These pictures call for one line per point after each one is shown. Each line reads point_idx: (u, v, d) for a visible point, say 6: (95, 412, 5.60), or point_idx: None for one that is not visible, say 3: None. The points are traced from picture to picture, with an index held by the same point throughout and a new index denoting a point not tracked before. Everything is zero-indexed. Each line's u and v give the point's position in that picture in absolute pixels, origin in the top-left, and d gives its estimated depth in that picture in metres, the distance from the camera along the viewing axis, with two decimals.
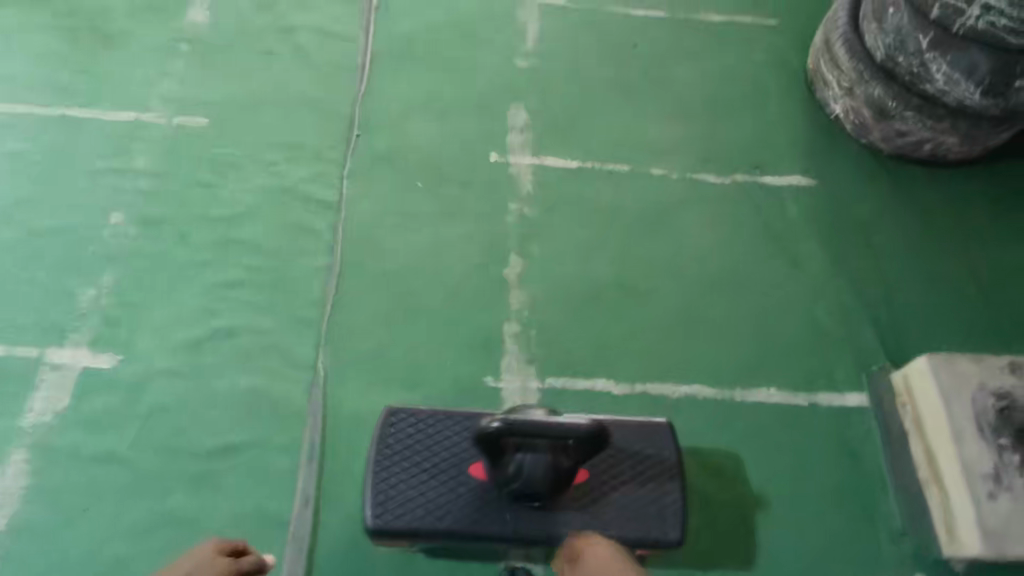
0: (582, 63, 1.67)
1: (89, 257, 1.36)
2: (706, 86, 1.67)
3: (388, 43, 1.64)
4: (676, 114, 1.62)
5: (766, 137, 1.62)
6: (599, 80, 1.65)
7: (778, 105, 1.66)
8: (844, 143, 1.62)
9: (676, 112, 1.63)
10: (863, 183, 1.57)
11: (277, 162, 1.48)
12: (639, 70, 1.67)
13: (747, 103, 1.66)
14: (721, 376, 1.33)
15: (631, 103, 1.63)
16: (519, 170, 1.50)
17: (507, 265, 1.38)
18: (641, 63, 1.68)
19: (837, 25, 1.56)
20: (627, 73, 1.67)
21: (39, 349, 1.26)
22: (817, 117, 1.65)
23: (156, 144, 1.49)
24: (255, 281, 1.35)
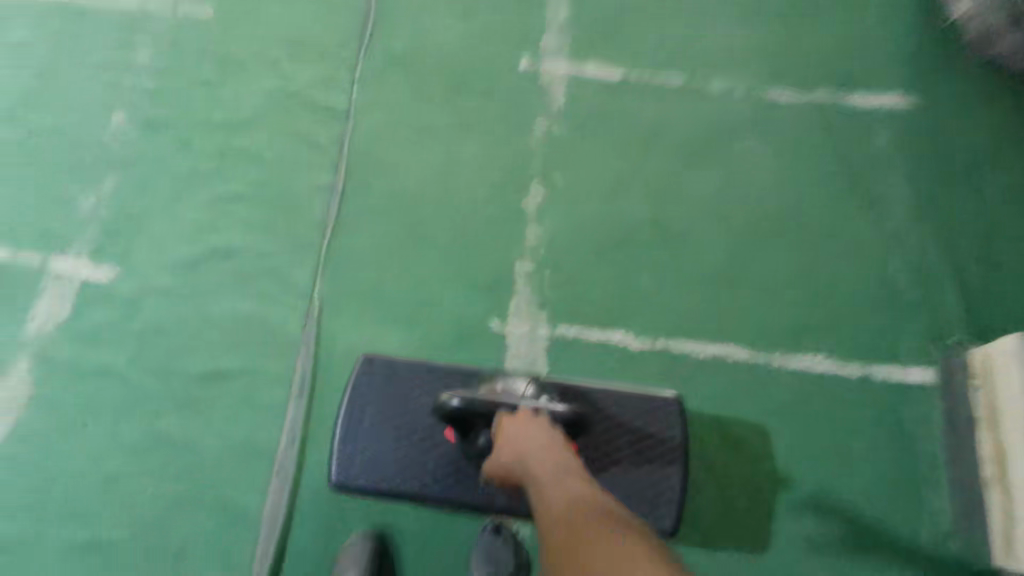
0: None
1: (91, 160, 1.30)
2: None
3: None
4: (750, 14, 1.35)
5: (859, 45, 1.32)
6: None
7: (879, 6, 1.35)
8: (958, 57, 1.31)
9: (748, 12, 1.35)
10: (976, 108, 1.28)
11: (282, 60, 1.34)
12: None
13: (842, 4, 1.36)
14: (758, 337, 1.16)
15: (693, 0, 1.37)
16: (550, 80, 1.30)
17: (526, 194, 1.24)
18: None
19: None
20: None
21: (42, 256, 1.23)
22: (927, 23, 1.34)
23: (158, 37, 1.37)
24: (253, 196, 1.25)
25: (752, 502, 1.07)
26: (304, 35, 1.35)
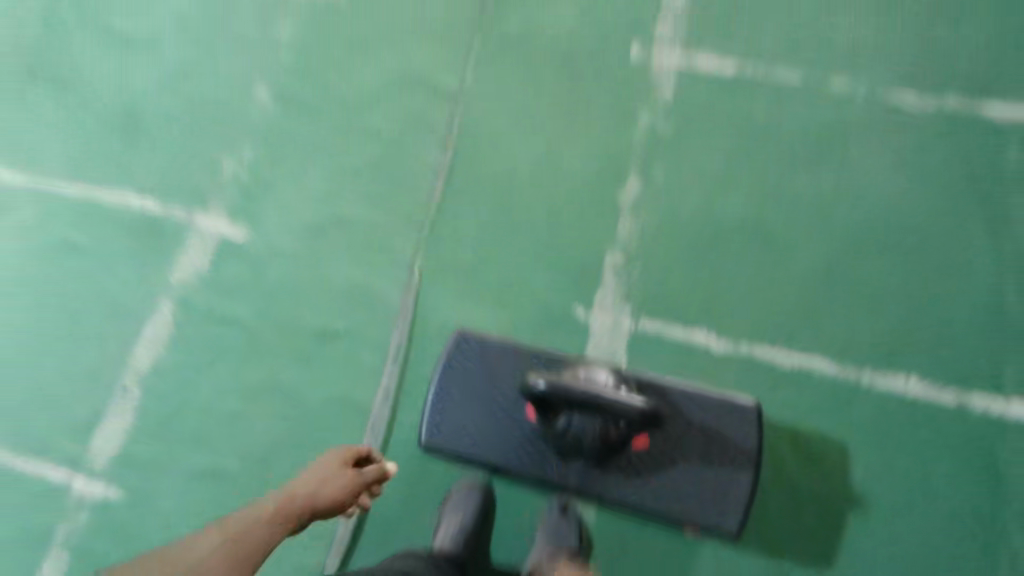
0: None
1: (235, 128, 1.44)
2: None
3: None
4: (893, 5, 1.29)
5: (999, 53, 1.26)
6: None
7: None
8: None
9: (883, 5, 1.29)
10: None
11: (401, 40, 1.42)
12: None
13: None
14: (847, 352, 1.14)
15: None
16: (661, 72, 1.32)
17: (623, 186, 1.26)
18: None
19: None
20: None
21: (188, 211, 1.39)
22: None
23: (297, 13, 1.47)
24: (369, 171, 1.35)
25: (824, 517, 1.06)
26: (424, 12, 1.42)
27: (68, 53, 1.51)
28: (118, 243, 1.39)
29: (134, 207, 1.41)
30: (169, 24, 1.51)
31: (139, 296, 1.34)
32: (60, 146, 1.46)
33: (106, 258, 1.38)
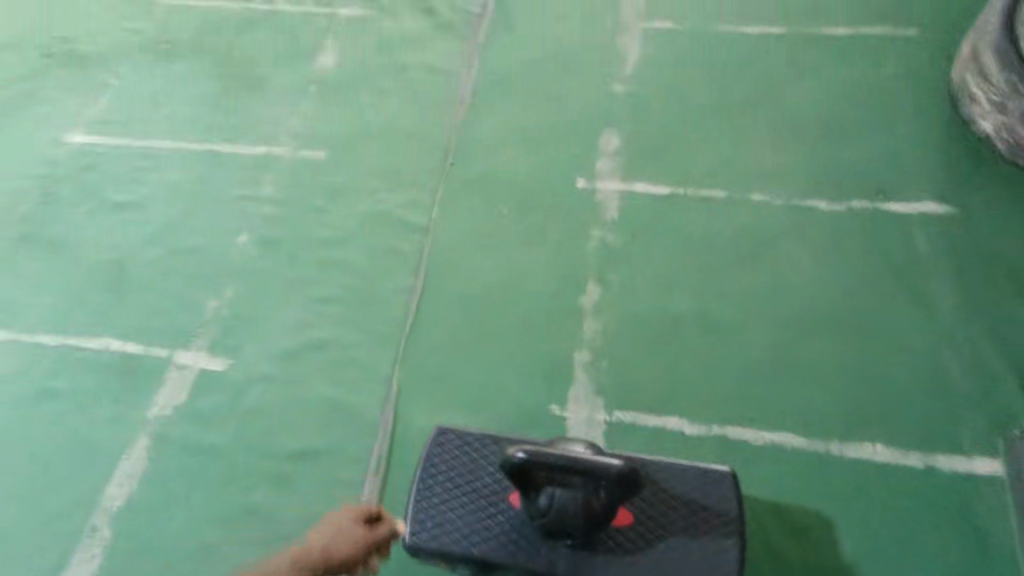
0: (689, 90, 1.66)
1: (218, 270, 1.52)
2: (816, 107, 1.58)
3: (488, 82, 1.74)
4: (790, 138, 1.55)
5: (886, 162, 1.49)
6: (706, 102, 1.63)
7: (904, 126, 1.53)
8: (979, 171, 1.45)
9: (783, 139, 1.55)
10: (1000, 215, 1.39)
11: (374, 189, 1.59)
12: (746, 97, 1.62)
13: (873, 128, 1.54)
14: (812, 426, 1.20)
15: (727, 129, 1.58)
16: (605, 197, 1.51)
17: (584, 292, 1.38)
18: (747, 87, 1.64)
19: (985, 34, 1.45)
20: (731, 99, 1.62)
21: (169, 351, 1.43)
22: (952, 142, 1.50)
23: (280, 173, 1.65)
24: (346, 299, 1.44)
25: None
26: (395, 166, 1.63)
27: (65, 221, 1.65)
28: (96, 386, 1.40)
29: (114, 350, 1.44)
30: (162, 189, 1.67)
31: (116, 436, 1.34)
32: (48, 301, 1.53)
33: (83, 402, 1.38)
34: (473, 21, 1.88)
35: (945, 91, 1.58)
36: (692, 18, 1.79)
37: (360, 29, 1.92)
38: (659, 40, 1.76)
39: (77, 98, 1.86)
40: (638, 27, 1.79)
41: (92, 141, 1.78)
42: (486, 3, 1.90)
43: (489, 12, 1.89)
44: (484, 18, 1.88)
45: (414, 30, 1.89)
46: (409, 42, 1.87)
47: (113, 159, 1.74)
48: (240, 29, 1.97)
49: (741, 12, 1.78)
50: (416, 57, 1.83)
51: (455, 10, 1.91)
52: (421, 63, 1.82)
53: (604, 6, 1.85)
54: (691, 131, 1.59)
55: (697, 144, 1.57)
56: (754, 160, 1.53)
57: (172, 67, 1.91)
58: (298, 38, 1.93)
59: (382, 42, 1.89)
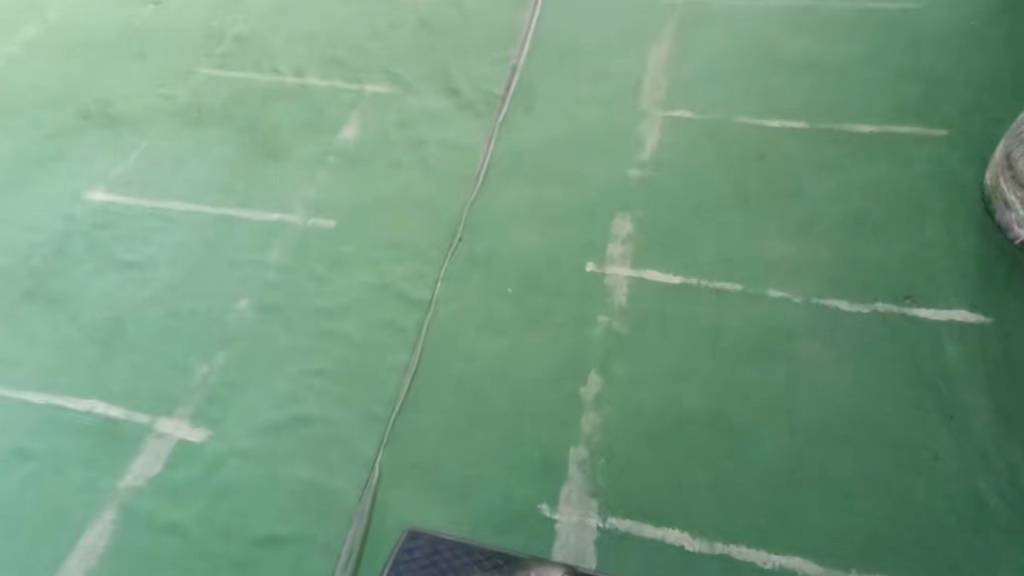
0: (706, 177, 1.62)
1: (214, 336, 1.48)
2: (839, 202, 1.53)
3: (505, 160, 1.74)
4: (811, 233, 1.49)
5: (912, 264, 1.41)
6: (724, 192, 1.59)
7: (933, 226, 1.46)
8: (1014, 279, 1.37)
9: (803, 234, 1.49)
10: None
11: (380, 260, 1.56)
12: (764, 188, 1.58)
13: (900, 227, 1.47)
14: (828, 551, 1.08)
15: (745, 219, 1.53)
16: (614, 282, 1.46)
17: (584, 382, 1.31)
18: (768, 178, 1.60)
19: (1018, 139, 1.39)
20: (750, 189, 1.58)
21: (151, 417, 1.37)
22: (983, 247, 1.42)
23: (288, 240, 1.64)
24: (336, 371, 1.38)
25: None
26: (403, 238, 1.60)
27: (73, 276, 1.65)
28: (72, 449, 1.35)
29: (97, 413, 1.39)
30: (171, 249, 1.67)
31: (83, 505, 1.27)
32: (40, 357, 1.50)
33: (57, 466, 1.33)
34: (495, 102, 1.90)
35: (976, 193, 1.51)
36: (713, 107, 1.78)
37: (386, 104, 1.96)
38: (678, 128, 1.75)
39: (106, 157, 1.91)
40: (658, 115, 1.79)
41: (113, 199, 1.80)
42: (509, 86, 1.93)
43: (511, 94, 1.92)
44: (506, 99, 1.91)
45: (436, 108, 1.93)
46: (431, 119, 1.90)
47: (129, 218, 1.76)
48: (270, 98, 2.03)
49: (764, 105, 1.77)
50: (436, 134, 1.85)
51: (478, 90, 1.94)
52: (440, 139, 1.84)
53: (626, 92, 1.86)
54: (707, 218, 1.54)
55: (712, 233, 1.51)
56: (773, 252, 1.46)
57: (200, 132, 1.97)
58: (325, 111, 1.98)
59: (405, 118, 1.92)
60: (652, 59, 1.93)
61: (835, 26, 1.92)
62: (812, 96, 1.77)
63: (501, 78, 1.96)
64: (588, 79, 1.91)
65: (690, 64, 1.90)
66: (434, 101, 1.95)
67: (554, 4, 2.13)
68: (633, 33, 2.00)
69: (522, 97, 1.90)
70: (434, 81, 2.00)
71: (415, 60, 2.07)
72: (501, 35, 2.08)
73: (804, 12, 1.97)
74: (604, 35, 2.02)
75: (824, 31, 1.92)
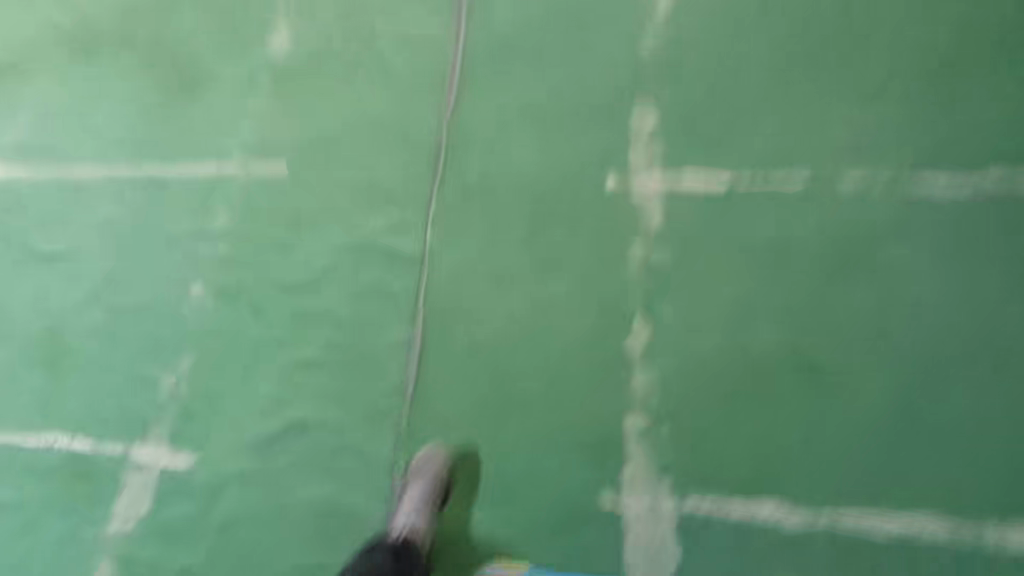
0: (746, 26, 1.23)
1: (171, 335, 1.22)
2: (930, 34, 1.15)
3: (481, 43, 1.35)
4: (889, 87, 1.15)
5: None
6: (770, 41, 1.21)
7: None
8: None
9: (878, 90, 1.15)
10: None
11: (353, 211, 1.28)
12: (825, 27, 1.19)
13: (1008, 61, 1.12)
14: (936, 502, 0.96)
15: (803, 82, 1.18)
16: (642, 198, 1.18)
17: (628, 334, 1.09)
18: (830, 12, 1.20)
19: None
20: (806, 35, 1.20)
21: (123, 445, 1.15)
22: None
23: (233, 199, 1.33)
24: (328, 362, 1.15)
25: None
26: (373, 176, 1.30)
27: None
28: (41, 497, 1.15)
29: (60, 450, 1.17)
30: (94, 230, 1.36)
31: (74, 561, 1.10)
32: None
33: (31, 521, 1.14)
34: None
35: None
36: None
37: None
38: None
39: None
40: None
41: (11, 176, 1.47)
42: None
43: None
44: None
45: None
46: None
47: (35, 196, 1.42)
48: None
49: None
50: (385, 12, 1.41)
51: None
52: (392, 22, 1.41)
53: None
54: (750, 89, 1.20)
55: (758, 109, 1.19)
56: (839, 126, 1.15)
57: (91, 63, 1.55)
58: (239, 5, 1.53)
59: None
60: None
61: None
62: None
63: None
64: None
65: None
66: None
67: None
68: None
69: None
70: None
71: None
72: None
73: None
74: None
75: None
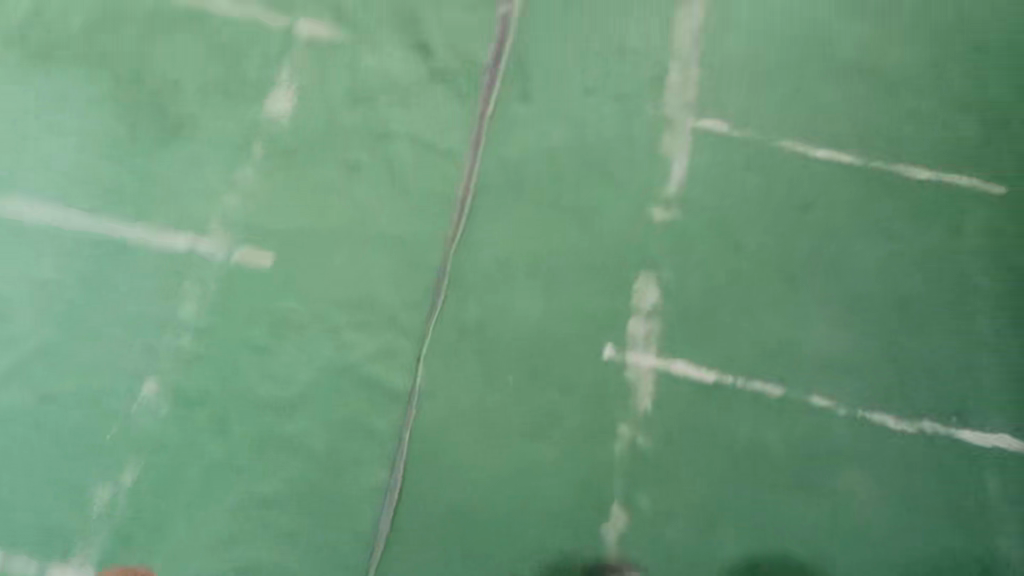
0: (742, 228, 1.38)
1: (111, 441, 1.13)
2: (889, 280, 1.34)
3: (502, 179, 1.39)
4: (858, 321, 1.31)
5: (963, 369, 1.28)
6: (763, 253, 1.36)
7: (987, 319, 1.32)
8: None
9: (848, 321, 1.31)
10: None
11: (341, 326, 1.24)
12: (808, 253, 1.36)
13: (952, 320, 1.32)
14: None
15: (785, 293, 1.33)
16: (636, 377, 1.25)
17: (605, 518, 1.16)
18: (812, 235, 1.38)
19: None
20: (792, 249, 1.36)
21: (39, 565, 1.08)
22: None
23: (205, 286, 1.23)
24: (294, 501, 1.13)
25: None
26: (369, 295, 1.27)
27: None
28: None
29: None
30: (29, 289, 1.21)
31: None
32: None
33: None
34: (479, 78, 1.46)
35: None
36: (750, 118, 1.47)
37: (328, 58, 1.44)
38: (709, 149, 1.44)
39: None
40: (687, 122, 1.46)
41: None
42: (498, 52, 1.48)
43: (500, 66, 1.47)
44: (493, 75, 1.47)
45: (401, 76, 1.45)
46: (394, 94, 1.44)
47: None
48: (152, 24, 1.42)
49: (808, 123, 1.48)
50: (405, 120, 1.42)
51: (457, 55, 1.48)
52: (411, 131, 1.41)
53: (647, 82, 1.48)
54: (743, 291, 1.33)
55: (750, 312, 1.31)
56: (815, 347, 1.29)
57: (50, 76, 1.36)
58: (238, 57, 1.42)
59: (357, 87, 1.43)
60: (681, 31, 1.52)
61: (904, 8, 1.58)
62: (862, 115, 1.49)
63: (487, 39, 1.49)
64: (600, 55, 1.49)
65: (726, 46, 1.52)
66: (396, 62, 1.46)
67: None
68: None
69: (515, 74, 1.47)
70: (393, 26, 1.48)
71: None
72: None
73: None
74: None
75: (886, 15, 1.57)
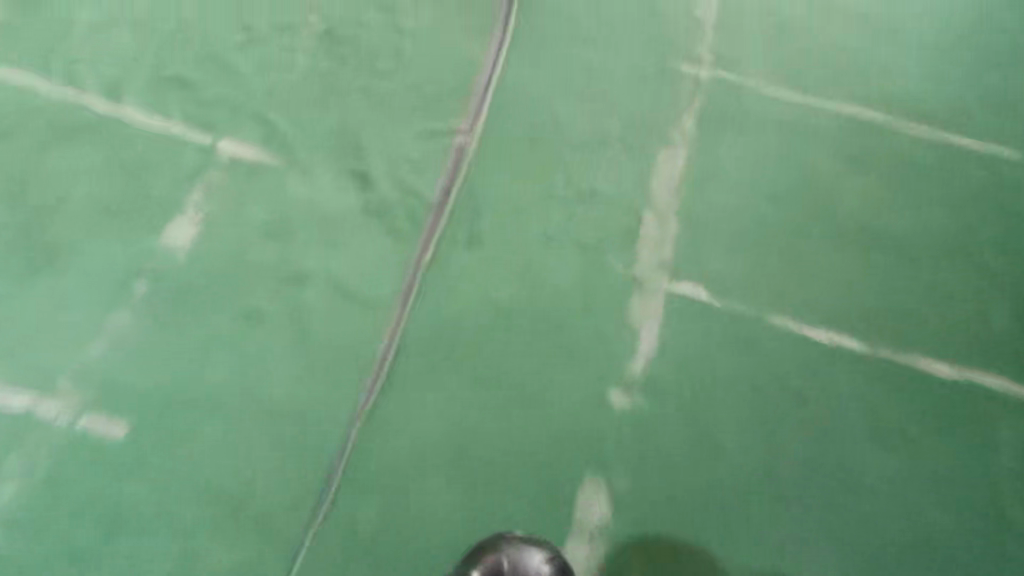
0: (717, 426, 1.12)
1: None
2: (893, 510, 1.08)
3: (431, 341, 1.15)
4: (861, 567, 1.03)
5: None
6: (748, 462, 1.09)
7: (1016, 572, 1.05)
8: None
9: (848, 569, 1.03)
10: None
11: (195, 528, 0.98)
12: (796, 467, 1.09)
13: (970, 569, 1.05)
14: None
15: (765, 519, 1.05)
16: None
17: None
18: (802, 443, 1.12)
19: None
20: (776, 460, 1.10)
21: None
22: None
23: (33, 462, 0.99)
24: None
25: None
26: (239, 486, 1.02)
27: None
28: None
29: None
30: None
31: None
32: None
33: None
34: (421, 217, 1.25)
35: None
36: (734, 285, 1.25)
37: (248, 184, 1.26)
38: (684, 320, 1.21)
39: None
40: (660, 287, 1.23)
41: None
42: (447, 189, 1.28)
43: (448, 205, 1.26)
44: (439, 215, 1.25)
45: (330, 209, 1.25)
46: (318, 228, 1.23)
47: None
48: (55, 134, 1.25)
49: (804, 298, 1.24)
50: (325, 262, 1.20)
51: (398, 187, 1.27)
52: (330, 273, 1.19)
53: (616, 234, 1.27)
54: (714, 512, 1.05)
55: (723, 541, 1.03)
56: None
57: None
58: (145, 178, 1.24)
59: (276, 218, 1.23)
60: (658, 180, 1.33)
61: (915, 170, 1.39)
62: (868, 292, 1.26)
63: (437, 172, 1.29)
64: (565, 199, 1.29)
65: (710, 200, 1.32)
66: (327, 192, 1.26)
67: (528, 51, 1.45)
68: (635, 127, 1.38)
69: (463, 215, 1.26)
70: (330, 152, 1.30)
71: (307, 106, 1.35)
72: (443, 87, 1.39)
73: (867, 138, 1.42)
74: (600, 120, 1.39)
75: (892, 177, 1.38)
